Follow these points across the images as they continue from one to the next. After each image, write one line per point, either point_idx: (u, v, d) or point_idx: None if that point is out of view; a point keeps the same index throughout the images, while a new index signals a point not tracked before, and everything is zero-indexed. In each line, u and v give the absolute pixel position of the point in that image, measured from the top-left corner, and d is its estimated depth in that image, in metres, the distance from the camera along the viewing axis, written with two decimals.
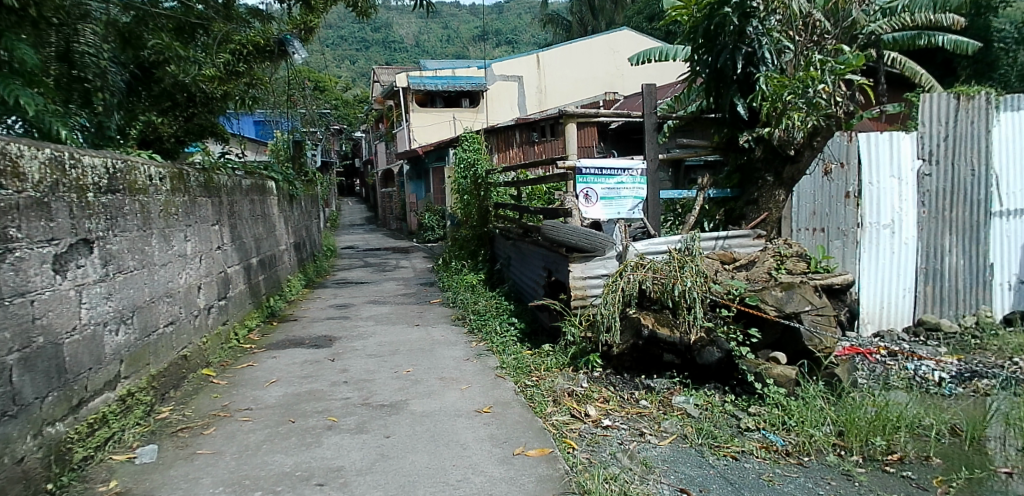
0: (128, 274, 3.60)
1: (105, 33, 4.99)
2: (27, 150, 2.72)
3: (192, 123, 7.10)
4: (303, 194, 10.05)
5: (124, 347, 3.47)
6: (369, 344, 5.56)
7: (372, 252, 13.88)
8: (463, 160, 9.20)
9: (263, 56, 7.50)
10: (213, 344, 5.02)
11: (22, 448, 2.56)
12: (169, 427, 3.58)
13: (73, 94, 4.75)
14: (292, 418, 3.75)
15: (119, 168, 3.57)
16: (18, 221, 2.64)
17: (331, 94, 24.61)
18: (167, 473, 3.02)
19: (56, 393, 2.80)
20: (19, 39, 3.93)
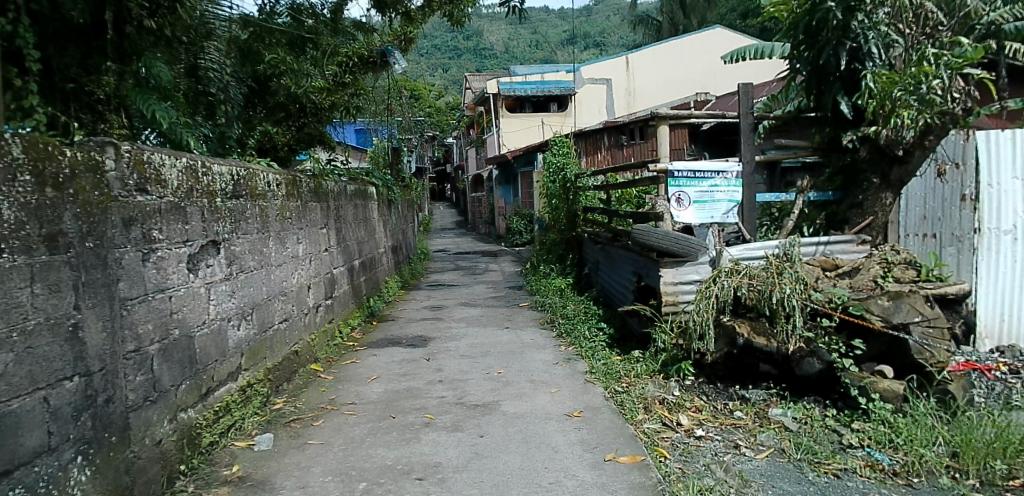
0: (249, 273, 3.87)
1: (229, 49, 5.42)
2: (168, 159, 2.95)
3: (303, 132, 7.54)
4: (400, 198, 10.45)
5: (244, 341, 3.74)
6: (462, 345, 5.69)
7: (463, 256, 14.17)
8: (553, 164, 9.30)
9: (367, 67, 7.83)
10: (321, 341, 5.31)
11: (160, 431, 2.75)
12: (283, 417, 3.82)
13: (200, 107, 5.31)
14: (391, 414, 3.90)
15: (243, 176, 3.84)
16: (160, 223, 2.85)
17: (426, 102, 25.29)
18: (282, 461, 3.21)
19: (189, 381, 3.05)
20: (159, 57, 4.34)
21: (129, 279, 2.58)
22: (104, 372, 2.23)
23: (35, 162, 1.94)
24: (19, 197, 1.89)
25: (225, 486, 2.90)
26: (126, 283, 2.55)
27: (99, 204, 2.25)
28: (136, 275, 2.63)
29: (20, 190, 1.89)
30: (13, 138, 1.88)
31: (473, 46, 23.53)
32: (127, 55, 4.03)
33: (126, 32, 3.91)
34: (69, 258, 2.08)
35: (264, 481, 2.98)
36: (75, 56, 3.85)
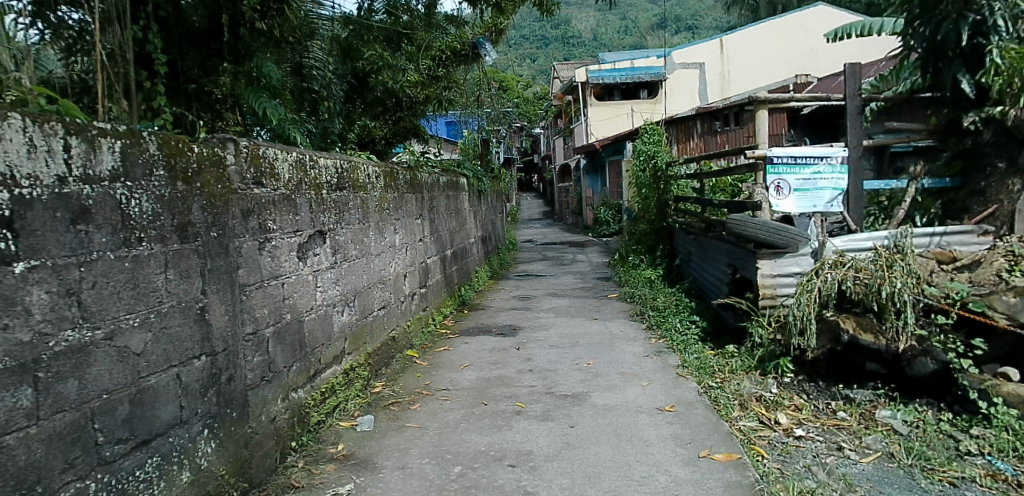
0: (351, 262, 4.05)
1: (330, 47, 5.69)
2: (280, 154, 3.13)
3: (399, 126, 7.86)
4: (490, 189, 10.59)
5: (347, 326, 3.92)
6: (551, 335, 5.72)
7: (550, 246, 14.19)
8: (644, 153, 9.15)
9: (459, 60, 7.86)
10: (416, 328, 5.49)
11: (274, 409, 2.94)
12: (382, 400, 3.98)
13: (305, 103, 5.61)
14: (484, 401, 3.98)
15: (346, 169, 4.02)
16: (274, 214, 3.03)
17: (514, 92, 25.45)
18: (382, 442, 3.35)
19: (299, 363, 3.23)
20: (268, 57, 4.61)
21: (248, 266, 2.76)
22: (226, 352, 2.41)
23: (168, 158, 2.11)
24: (155, 190, 2.05)
25: (331, 463, 3.05)
26: (244, 270, 2.73)
27: (221, 196, 2.42)
28: (253, 262, 2.81)
29: (156, 184, 2.05)
30: (150, 136, 2.04)
31: (563, 35, 23.41)
32: (241, 56, 4.29)
33: (240, 33, 4.17)
34: (196, 246, 2.24)
35: (367, 460, 3.11)
36: (196, 59, 4.14)
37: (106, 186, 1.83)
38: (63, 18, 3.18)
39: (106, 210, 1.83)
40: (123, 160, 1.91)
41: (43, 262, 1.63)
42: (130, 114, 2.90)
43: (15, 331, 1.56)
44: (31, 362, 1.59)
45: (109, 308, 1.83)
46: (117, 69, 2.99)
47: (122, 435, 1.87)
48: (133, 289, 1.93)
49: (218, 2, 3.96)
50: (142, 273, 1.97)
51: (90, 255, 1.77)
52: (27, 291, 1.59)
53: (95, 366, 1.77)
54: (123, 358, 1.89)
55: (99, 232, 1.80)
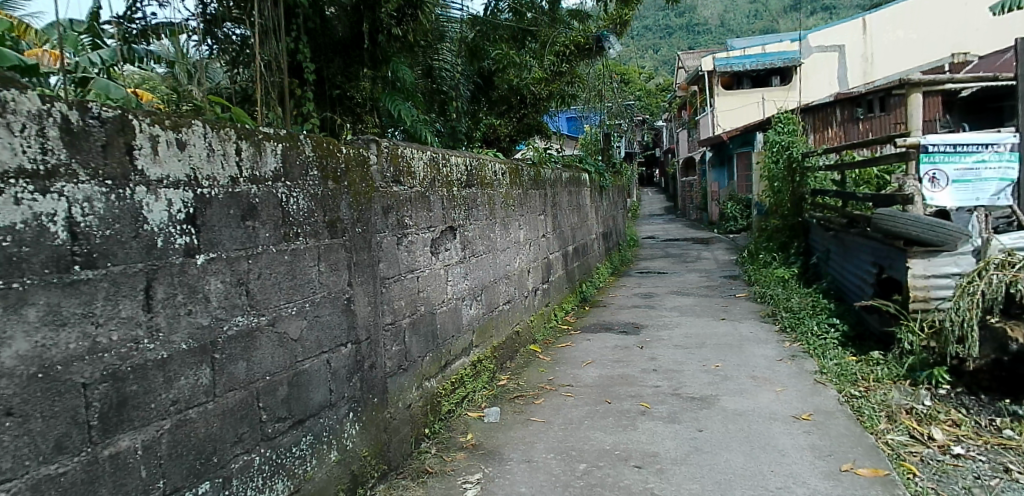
0: (479, 258, 4.17)
1: (458, 49, 5.89)
2: (416, 153, 3.27)
3: (523, 123, 7.62)
4: (612, 185, 10.50)
5: (475, 320, 4.04)
6: (676, 335, 5.57)
7: (672, 242, 13.80)
8: (777, 144, 8.70)
9: (583, 54, 7.79)
10: (538, 322, 5.55)
11: (410, 396, 3.08)
12: (508, 392, 4.06)
13: (434, 104, 5.83)
14: (608, 399, 3.95)
15: (474, 166, 4.12)
16: (411, 211, 3.17)
17: (636, 86, 25.04)
18: (509, 433, 3.41)
19: (432, 353, 3.37)
20: (402, 61, 4.84)
21: (388, 260, 2.92)
22: (368, 341, 2.57)
23: (320, 159, 2.27)
24: (310, 189, 2.21)
25: (461, 452, 3.14)
26: (385, 264, 2.88)
27: (365, 194, 2.57)
28: (393, 256, 2.96)
29: (311, 183, 2.21)
30: (305, 139, 2.20)
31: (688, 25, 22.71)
32: (379, 62, 4.53)
33: (379, 40, 4.38)
34: (344, 241, 2.40)
35: (495, 451, 3.18)
36: (339, 66, 4.40)
37: (270, 185, 2.00)
38: (228, 33, 3.49)
39: (269, 208, 2.00)
40: (284, 161, 2.08)
41: (219, 255, 1.79)
42: (283, 119, 3.14)
43: (197, 316, 1.71)
44: (210, 344, 1.75)
45: (272, 298, 2.01)
46: (273, 78, 3.24)
47: (282, 413, 2.04)
48: (291, 280, 2.10)
49: (359, 11, 4.25)
50: (299, 265, 2.14)
51: (256, 249, 1.94)
52: (206, 280, 1.75)
53: (261, 349, 1.95)
54: (283, 344, 2.06)
55: (263, 228, 1.97)
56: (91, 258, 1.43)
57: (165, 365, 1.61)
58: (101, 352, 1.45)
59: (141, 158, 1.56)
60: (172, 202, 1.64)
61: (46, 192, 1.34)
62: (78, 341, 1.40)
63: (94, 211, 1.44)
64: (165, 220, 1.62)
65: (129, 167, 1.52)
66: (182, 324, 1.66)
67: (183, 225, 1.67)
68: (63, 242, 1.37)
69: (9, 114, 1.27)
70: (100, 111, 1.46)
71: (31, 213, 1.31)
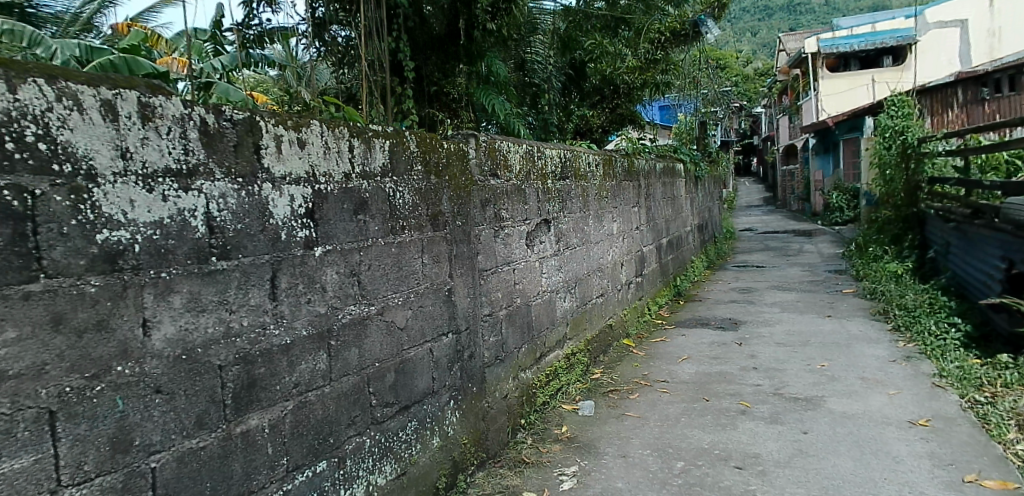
0: (573, 250, 4.16)
1: (550, 41, 5.89)
2: (512, 146, 3.30)
3: (617, 114, 7.44)
4: (708, 175, 10.19)
5: (569, 312, 4.05)
6: (777, 332, 5.35)
7: (772, 235, 13.25)
8: (890, 129, 8.15)
9: (679, 40, 7.53)
10: (632, 316, 5.49)
11: (506, 386, 3.13)
12: (602, 386, 4.04)
13: (527, 97, 5.86)
14: (706, 397, 3.85)
15: (568, 159, 4.11)
16: (507, 205, 3.21)
17: (732, 71, 24.15)
18: (604, 427, 3.40)
19: (527, 345, 3.41)
20: (497, 55, 4.90)
21: (486, 252, 2.97)
22: (468, 331, 2.64)
23: (424, 154, 2.34)
24: (414, 183, 2.28)
25: (556, 443, 3.16)
26: (483, 256, 2.94)
27: (465, 188, 2.63)
28: (490, 249, 3.01)
29: (415, 178, 2.29)
30: (410, 135, 2.27)
31: None
32: (474, 57, 4.61)
33: (474, 35, 4.44)
34: (445, 234, 2.47)
35: (590, 444, 3.18)
36: (437, 63, 4.52)
37: (379, 180, 2.08)
38: (335, 36, 3.64)
39: (378, 202, 2.09)
40: (391, 158, 2.16)
41: (334, 247, 1.89)
42: (386, 116, 3.27)
43: (315, 304, 1.82)
44: (327, 331, 1.86)
45: (380, 288, 2.10)
46: (376, 77, 3.37)
47: (389, 399, 2.13)
48: (398, 271, 2.18)
49: (455, 8, 4.34)
50: (405, 258, 2.22)
51: (366, 242, 2.03)
52: (324, 271, 1.85)
53: (371, 337, 2.04)
54: (391, 332, 2.14)
55: (373, 221, 2.06)
56: (226, 249, 1.54)
57: (288, 350, 1.72)
58: (234, 336, 1.56)
59: (267, 156, 1.66)
60: (294, 198, 1.74)
61: (188, 190, 1.45)
62: (215, 326, 1.52)
63: (228, 206, 1.55)
64: (287, 215, 1.72)
65: (257, 166, 1.63)
66: (303, 312, 1.77)
67: (303, 219, 1.78)
68: (202, 235, 1.48)
69: (157, 118, 1.39)
70: (233, 114, 1.57)
71: (176, 209, 1.43)
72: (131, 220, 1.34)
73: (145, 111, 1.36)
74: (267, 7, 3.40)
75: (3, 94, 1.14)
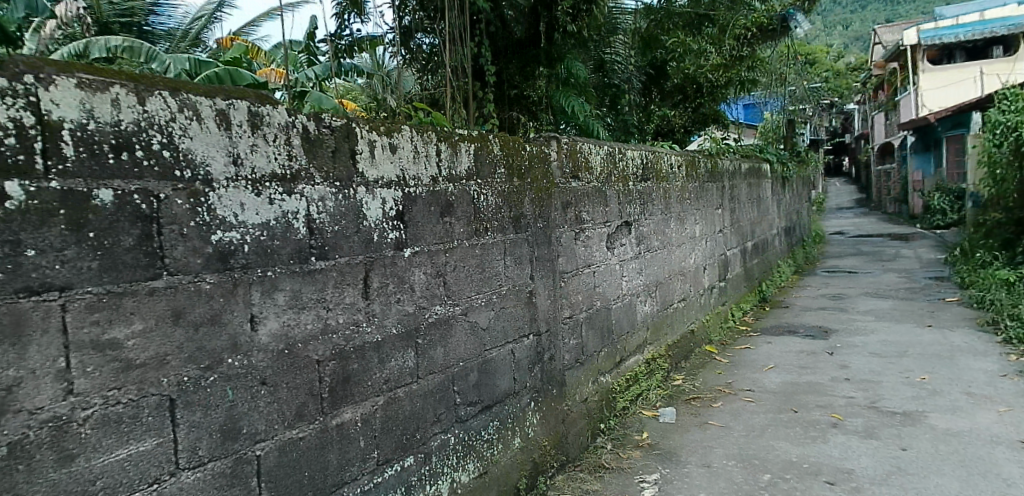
0: (654, 253, 4.10)
1: (630, 41, 5.88)
2: (594, 148, 3.28)
3: (700, 113, 6.99)
4: (796, 176, 9.79)
5: (649, 317, 3.99)
6: (872, 342, 5.08)
7: (866, 239, 12.57)
8: (1001, 126, 7.57)
9: (766, 36, 7.22)
10: (714, 322, 5.34)
11: (586, 390, 3.12)
12: (683, 394, 3.96)
13: (606, 97, 5.82)
14: (794, 408, 3.71)
15: (650, 160, 4.06)
16: (588, 207, 3.20)
17: (823, 67, 23.13)
18: (686, 436, 3.33)
19: (607, 348, 3.38)
20: (577, 57, 4.89)
21: (566, 255, 2.97)
22: (549, 333, 2.65)
23: (507, 157, 2.37)
24: (498, 186, 2.32)
25: (637, 450, 3.12)
26: (564, 258, 2.94)
27: (546, 190, 2.64)
28: (570, 251, 3.01)
29: (498, 180, 2.32)
30: (494, 138, 2.30)
31: None
32: (555, 59, 4.61)
33: (554, 37, 4.45)
34: (527, 236, 2.49)
35: (672, 453, 3.12)
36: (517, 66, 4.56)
37: (464, 183, 2.13)
38: (419, 43, 3.74)
39: (463, 205, 2.13)
40: (476, 161, 2.20)
41: (422, 249, 1.95)
42: (468, 120, 3.31)
43: (404, 304, 1.88)
44: (414, 330, 1.91)
45: (465, 289, 2.14)
46: (459, 82, 3.43)
47: (472, 399, 2.17)
48: (481, 273, 2.22)
49: (537, 11, 4.37)
50: (488, 260, 2.26)
51: (452, 243, 2.07)
52: (412, 271, 1.91)
53: (456, 337, 2.09)
54: (474, 332, 2.18)
55: (458, 223, 2.10)
56: (324, 250, 1.62)
57: (379, 347, 1.78)
58: (330, 333, 1.64)
59: (362, 161, 1.73)
60: (385, 200, 1.81)
61: (291, 193, 1.53)
62: (314, 322, 1.59)
63: (326, 209, 1.63)
64: (379, 217, 1.79)
65: (353, 170, 1.70)
66: (393, 310, 1.83)
67: (393, 221, 1.84)
68: (303, 236, 1.56)
69: (265, 126, 1.47)
70: (331, 121, 1.64)
71: (281, 212, 1.51)
72: (241, 222, 1.43)
73: (254, 120, 1.45)
74: (356, 16, 3.52)
75: (133, 105, 1.24)
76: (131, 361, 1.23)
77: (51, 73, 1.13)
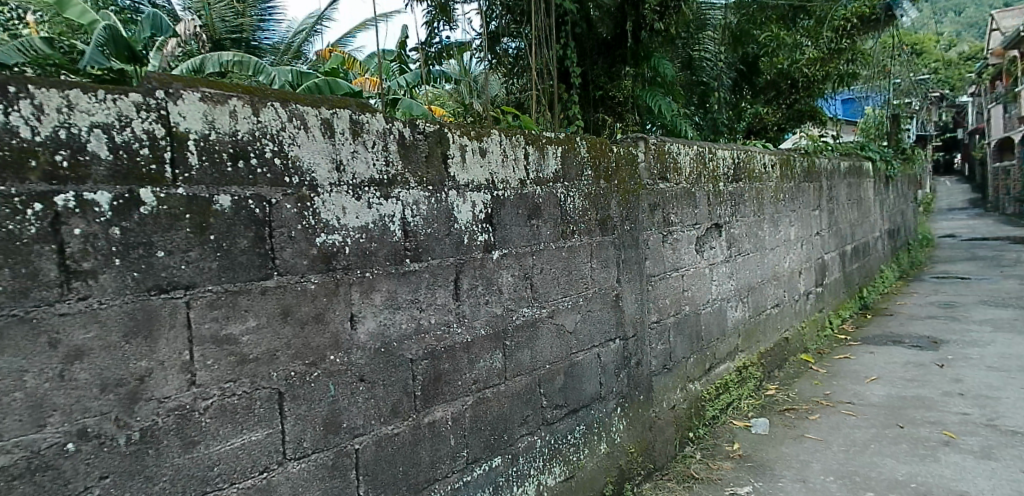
0: (746, 256, 3.96)
1: (721, 36, 5.69)
2: (683, 148, 3.21)
3: (794, 109, 6.79)
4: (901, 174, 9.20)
5: (741, 323, 3.86)
6: (988, 354, 4.70)
7: (982, 242, 11.64)
8: None
9: (868, 26, 6.78)
10: (811, 330, 5.10)
11: (674, 397, 3.06)
12: (777, 404, 3.81)
13: (694, 96, 5.71)
14: (899, 423, 3.49)
15: (742, 159, 3.93)
16: (677, 209, 3.14)
17: (931, 58, 21.63)
18: (780, 448, 3.21)
19: (696, 355, 3.30)
20: (664, 55, 4.79)
21: (654, 258, 2.93)
22: (636, 338, 2.62)
23: (594, 159, 2.36)
24: (584, 188, 2.31)
25: (728, 461, 3.03)
26: (651, 262, 2.89)
27: (634, 192, 2.61)
28: (658, 254, 2.96)
29: (585, 183, 2.32)
30: (581, 140, 2.30)
31: None
32: (641, 58, 4.54)
33: (641, 36, 4.39)
34: (614, 239, 2.47)
35: (766, 465, 3.01)
36: (603, 67, 4.53)
37: (551, 185, 2.14)
38: (505, 48, 3.79)
39: (550, 207, 2.14)
40: (563, 163, 2.20)
41: (510, 251, 1.97)
42: (553, 122, 3.30)
43: (492, 306, 1.90)
44: (503, 332, 1.94)
45: (552, 291, 2.15)
46: (545, 84, 3.45)
47: (560, 402, 2.18)
48: (568, 275, 2.22)
49: (623, 10, 4.32)
50: (575, 262, 2.26)
51: (539, 246, 2.09)
52: (501, 273, 1.93)
53: (543, 340, 2.10)
54: (561, 335, 2.19)
55: (545, 226, 2.11)
56: (418, 252, 1.67)
57: (469, 348, 1.82)
58: (424, 333, 1.69)
59: (453, 165, 1.77)
60: (475, 203, 1.84)
61: (388, 197, 1.59)
62: (408, 322, 1.65)
63: (420, 213, 1.67)
64: (469, 220, 1.82)
65: (446, 174, 1.75)
66: (482, 312, 1.87)
67: (482, 224, 1.87)
68: (398, 239, 1.62)
69: (364, 133, 1.53)
70: (425, 127, 1.69)
71: (378, 215, 1.57)
72: (343, 225, 1.49)
73: (355, 127, 1.51)
74: (445, 24, 3.61)
75: (249, 116, 1.32)
76: (245, 355, 1.31)
77: (179, 88, 1.23)
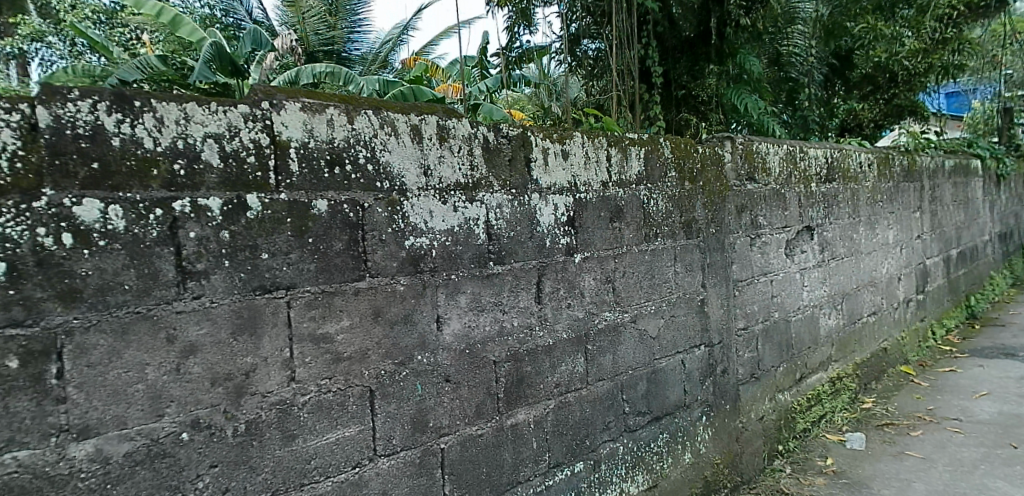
0: (840, 261, 3.77)
1: (811, 32, 5.32)
2: (772, 148, 3.09)
3: (893, 105, 6.51)
4: (1016, 173, 8.50)
5: (834, 331, 3.68)
6: None
7: None
8: None
9: (976, 13, 6.35)
10: (912, 341, 4.80)
11: (762, 408, 2.95)
12: (874, 419, 3.61)
13: (782, 93, 5.54)
14: (1013, 443, 3.23)
15: (836, 158, 3.75)
16: (765, 211, 3.03)
17: None
18: (877, 465, 3.04)
19: (786, 364, 3.17)
20: (751, 51, 4.64)
21: (741, 262, 2.84)
22: (722, 345, 2.55)
23: (678, 161, 2.31)
24: (668, 190, 2.27)
25: (820, 477, 2.89)
26: (738, 266, 2.81)
27: (719, 194, 2.54)
28: (745, 258, 2.87)
29: (668, 184, 2.27)
30: (665, 141, 2.26)
31: None
32: (726, 55, 4.39)
33: (726, 32, 4.25)
34: (698, 242, 2.41)
35: (862, 483, 2.85)
36: (686, 66, 4.42)
37: (634, 187, 2.11)
38: (585, 50, 3.78)
39: (633, 210, 2.11)
40: (646, 165, 2.17)
41: (592, 254, 1.96)
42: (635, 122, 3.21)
43: (574, 309, 1.90)
44: (585, 335, 1.93)
45: (635, 296, 2.12)
46: (626, 85, 3.41)
47: (642, 408, 2.14)
48: (650, 279, 2.19)
49: (707, 6, 4.19)
50: (658, 265, 2.22)
51: (621, 249, 2.06)
52: (583, 277, 1.92)
53: (625, 344, 2.07)
54: (644, 340, 2.16)
55: (628, 229, 2.09)
56: (501, 255, 1.69)
57: (551, 351, 1.82)
58: (506, 335, 1.70)
59: (536, 168, 1.78)
60: (557, 207, 1.84)
61: (473, 201, 1.62)
62: (491, 324, 1.67)
63: (504, 216, 1.69)
64: (551, 223, 1.82)
65: (528, 177, 1.75)
66: (564, 315, 1.86)
67: (565, 227, 1.87)
68: (483, 242, 1.64)
69: (451, 138, 1.57)
70: (508, 131, 1.71)
71: (464, 218, 1.60)
72: (430, 228, 1.53)
73: (442, 132, 1.55)
74: (525, 28, 3.63)
75: (344, 124, 1.38)
76: (339, 354, 1.37)
77: (281, 99, 1.30)
